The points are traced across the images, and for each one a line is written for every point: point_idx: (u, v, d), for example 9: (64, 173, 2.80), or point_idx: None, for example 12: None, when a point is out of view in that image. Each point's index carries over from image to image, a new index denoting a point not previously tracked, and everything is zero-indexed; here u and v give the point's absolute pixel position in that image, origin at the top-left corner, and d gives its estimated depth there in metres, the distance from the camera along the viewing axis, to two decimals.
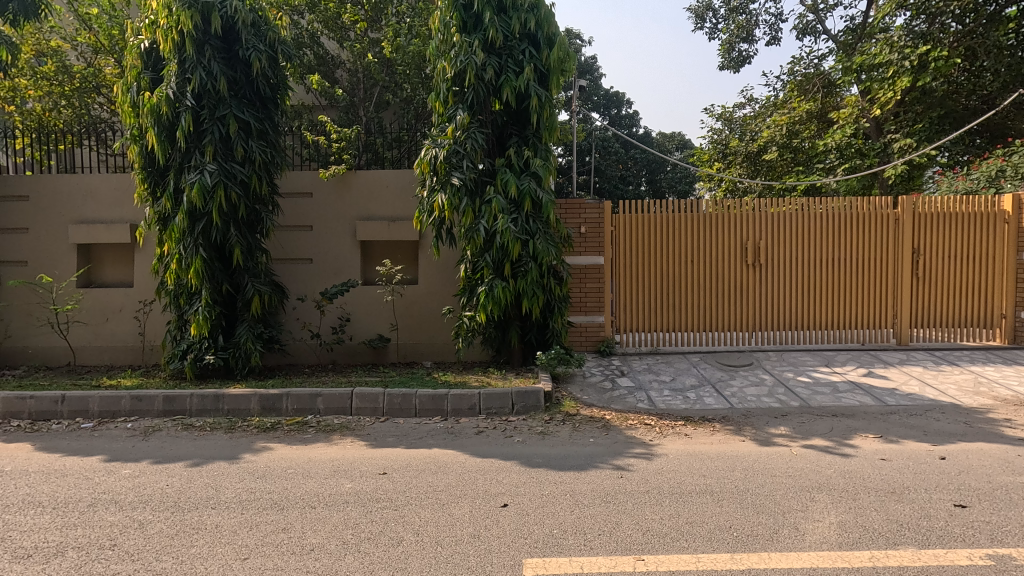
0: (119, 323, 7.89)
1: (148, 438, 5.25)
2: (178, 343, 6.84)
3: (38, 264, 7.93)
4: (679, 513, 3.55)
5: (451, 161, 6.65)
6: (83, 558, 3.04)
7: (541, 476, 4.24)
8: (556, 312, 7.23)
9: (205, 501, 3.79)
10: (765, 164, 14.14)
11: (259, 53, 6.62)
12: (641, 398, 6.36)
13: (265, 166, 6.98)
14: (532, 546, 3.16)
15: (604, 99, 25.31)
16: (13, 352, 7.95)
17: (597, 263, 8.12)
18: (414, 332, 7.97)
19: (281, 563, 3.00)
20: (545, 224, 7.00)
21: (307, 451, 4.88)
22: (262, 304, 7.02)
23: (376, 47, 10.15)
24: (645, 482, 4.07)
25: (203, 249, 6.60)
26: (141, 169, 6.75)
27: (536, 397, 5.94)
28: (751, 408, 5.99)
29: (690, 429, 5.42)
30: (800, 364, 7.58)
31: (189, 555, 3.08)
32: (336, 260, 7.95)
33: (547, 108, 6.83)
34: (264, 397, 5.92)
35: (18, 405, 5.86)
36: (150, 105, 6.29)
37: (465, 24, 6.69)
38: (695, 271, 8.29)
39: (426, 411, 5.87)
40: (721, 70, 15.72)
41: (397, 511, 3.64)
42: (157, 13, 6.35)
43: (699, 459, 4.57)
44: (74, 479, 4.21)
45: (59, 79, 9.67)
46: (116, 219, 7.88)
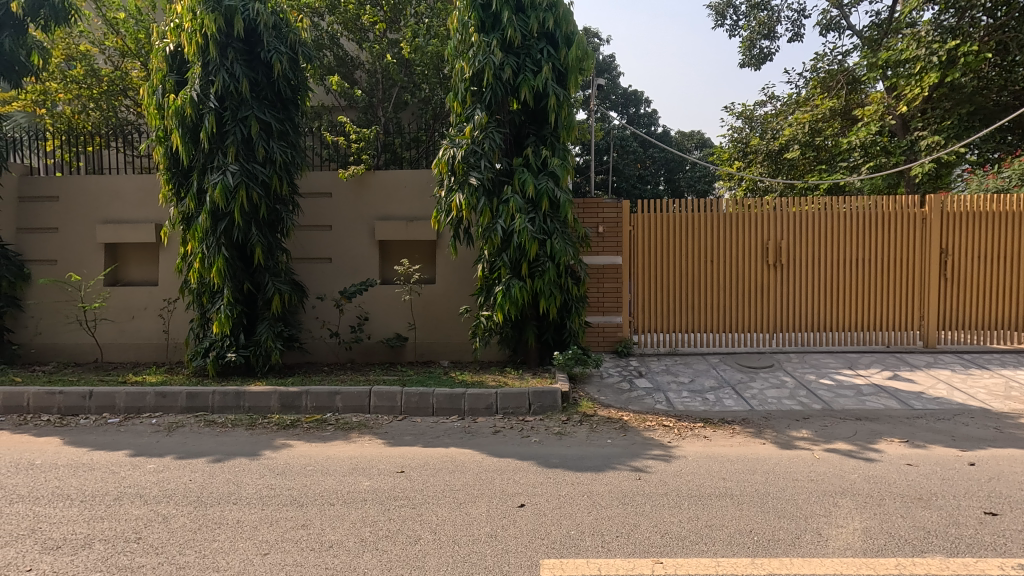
0: (144, 321, 8.06)
1: (171, 434, 5.35)
2: (201, 341, 6.96)
3: (67, 263, 8.14)
4: (698, 516, 3.51)
5: (469, 161, 6.67)
6: (109, 550, 3.11)
7: (559, 476, 4.23)
8: (573, 312, 7.21)
9: (226, 497, 3.85)
10: (786, 162, 13.92)
11: (280, 55, 6.72)
12: (659, 400, 6.30)
13: (285, 167, 7.08)
14: (549, 547, 3.15)
15: (622, 98, 25.15)
16: (43, 349, 8.17)
17: (615, 263, 8.07)
18: (431, 331, 8.01)
19: (301, 559, 3.03)
20: (563, 224, 6.98)
21: (326, 448, 4.93)
22: (282, 302, 7.12)
23: (395, 48, 10.21)
24: (663, 484, 4.04)
25: (225, 249, 6.71)
26: (166, 170, 6.88)
27: (553, 397, 5.93)
28: (772, 410, 5.90)
29: (709, 431, 5.36)
30: (822, 366, 7.45)
31: (211, 550, 3.13)
32: (354, 259, 8.02)
33: (565, 107, 6.81)
34: (284, 394, 6.00)
35: (48, 399, 6.03)
36: (174, 107, 6.41)
37: (483, 24, 6.69)
38: (714, 271, 8.19)
39: (443, 410, 5.89)
40: (742, 68, 15.49)
41: (415, 509, 3.65)
42: (182, 17, 6.47)
43: (719, 462, 4.51)
44: (101, 473, 4.31)
45: (87, 82, 9.91)
46: (141, 219, 8.05)
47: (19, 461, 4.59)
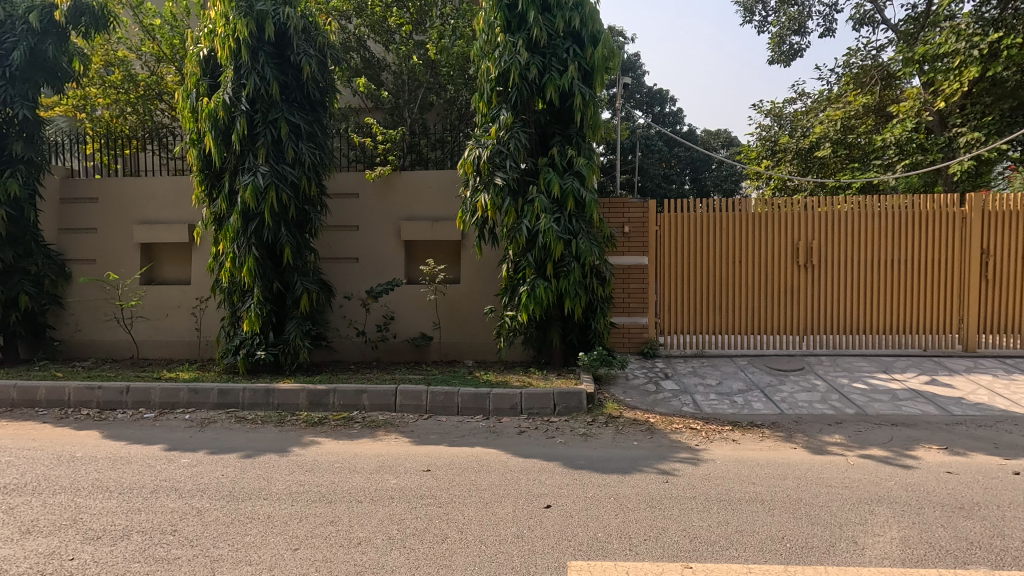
0: (177, 319, 8.28)
1: (204, 429, 5.48)
2: (232, 339, 7.10)
3: (105, 263, 8.41)
4: (728, 521, 3.44)
5: (495, 161, 6.67)
6: (146, 542, 3.19)
7: (585, 478, 4.20)
8: (599, 313, 7.16)
9: (257, 492, 3.92)
10: (817, 160, 13.61)
11: (309, 58, 6.85)
12: (686, 402, 6.22)
13: (314, 167, 7.20)
14: (576, 549, 3.13)
15: (647, 97, 24.94)
16: (82, 345, 8.45)
17: (641, 263, 7.99)
18: (456, 331, 8.04)
19: (330, 555, 3.07)
20: (588, 224, 6.95)
21: (353, 446, 4.99)
22: (310, 301, 7.24)
23: (421, 49, 10.28)
24: (692, 487, 3.98)
25: (255, 249, 6.83)
26: (199, 171, 7.04)
27: (578, 398, 5.90)
28: (803, 414, 5.77)
29: (738, 434, 5.26)
30: (855, 370, 7.25)
31: (243, 543, 3.19)
32: (380, 259, 8.11)
33: (591, 107, 6.77)
34: (312, 392, 6.09)
35: (87, 394, 6.23)
36: (207, 110, 6.55)
37: (509, 24, 6.69)
38: (742, 271, 8.04)
39: (468, 410, 5.90)
40: (771, 64, 15.20)
41: (442, 508, 3.67)
42: (215, 22, 6.63)
43: (748, 466, 4.42)
44: (138, 466, 4.44)
45: (125, 87, 10.23)
46: (175, 220, 8.27)
47: (61, 453, 4.76)
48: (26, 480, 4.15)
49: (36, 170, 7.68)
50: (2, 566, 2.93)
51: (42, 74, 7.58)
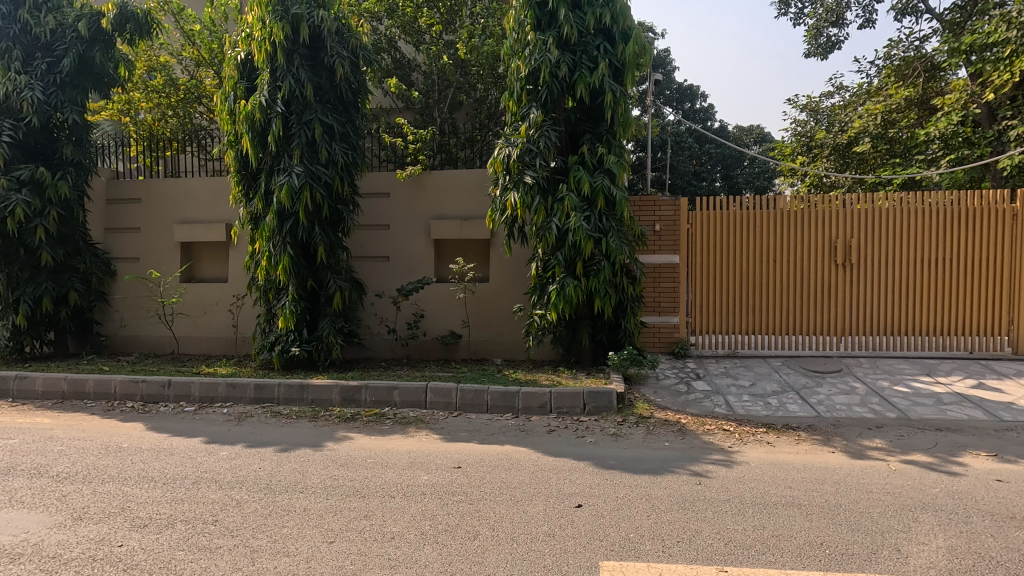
0: (215, 315, 8.53)
1: (241, 423, 5.64)
2: (267, 335, 7.26)
3: (148, 261, 8.72)
4: (764, 525, 3.38)
5: (525, 160, 6.66)
6: (189, 531, 3.30)
7: (616, 478, 4.18)
8: (629, 312, 7.11)
9: (293, 485, 4.02)
10: (856, 156, 13.22)
11: (342, 60, 6.99)
12: (718, 403, 6.12)
13: (347, 167, 7.34)
14: (608, 548, 3.11)
15: (678, 93, 24.59)
16: (127, 340, 8.78)
17: (672, 262, 7.90)
18: (485, 329, 8.07)
19: (365, 548, 3.12)
20: (618, 222, 6.91)
21: (385, 442, 5.06)
22: (343, 299, 7.37)
23: (450, 49, 10.35)
24: (726, 490, 3.91)
25: (290, 247, 6.98)
26: (236, 172, 7.21)
27: (608, 398, 5.86)
28: (841, 418, 5.61)
29: (773, 437, 5.16)
30: (897, 373, 7.01)
31: (281, 535, 3.27)
32: (411, 257, 8.20)
33: (622, 103, 6.72)
34: (345, 388, 6.20)
35: (132, 387, 6.47)
36: (245, 113, 6.72)
37: (539, 22, 6.69)
38: (777, 271, 7.86)
39: (498, 408, 5.93)
40: (807, 58, 14.79)
41: (473, 505, 3.69)
42: (252, 26, 6.80)
43: (784, 470, 4.32)
44: (180, 458, 4.60)
45: (166, 91, 10.59)
46: (213, 219, 8.52)
47: (108, 444, 4.97)
48: (76, 469, 4.33)
49: (85, 173, 8.01)
50: (57, 550, 3.08)
51: (91, 80, 7.91)
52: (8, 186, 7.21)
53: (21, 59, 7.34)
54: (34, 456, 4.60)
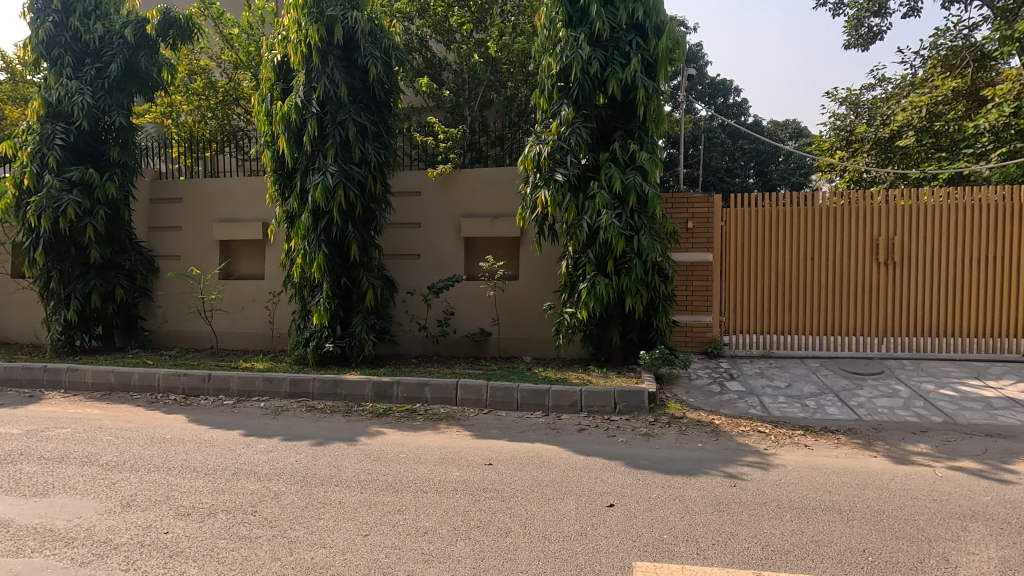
0: (252, 312, 8.76)
1: (277, 417, 5.78)
2: (302, 331, 7.40)
3: (188, 259, 9.00)
4: (803, 530, 3.29)
5: (555, 157, 6.62)
6: (230, 520, 3.41)
7: (648, 478, 4.13)
8: (660, 311, 7.03)
9: (328, 478, 4.10)
10: (898, 150, 12.67)
11: (375, 60, 7.09)
12: (753, 404, 5.99)
13: (379, 167, 7.46)
14: (641, 549, 3.08)
15: (710, 88, 24.16)
16: (169, 335, 9.09)
17: (705, 260, 7.77)
18: (514, 327, 8.08)
19: (399, 542, 3.16)
20: (650, 219, 6.82)
21: (416, 438, 5.12)
22: (375, 296, 7.49)
23: (481, 47, 10.39)
24: (762, 493, 3.83)
25: (325, 245, 7.10)
26: (272, 172, 7.36)
27: (639, 397, 5.80)
28: (883, 421, 5.43)
29: (811, 439, 5.03)
30: (943, 375, 6.74)
31: (317, 527, 3.34)
32: (441, 255, 8.27)
33: (654, 99, 6.63)
34: (377, 384, 6.30)
35: (174, 380, 6.70)
36: (282, 114, 6.87)
37: (570, 19, 6.65)
38: (815, 269, 7.64)
39: (528, 406, 5.93)
40: (847, 49, 14.33)
41: (505, 502, 3.71)
42: (289, 29, 6.95)
43: (824, 474, 4.20)
44: (220, 450, 4.75)
45: (206, 94, 10.92)
46: (250, 218, 8.76)
47: (153, 435, 5.15)
48: (123, 458, 4.51)
49: (131, 173, 8.31)
50: (108, 535, 3.21)
51: (136, 84, 8.20)
52: (60, 187, 7.56)
53: (72, 66, 7.70)
54: (84, 445, 4.82)
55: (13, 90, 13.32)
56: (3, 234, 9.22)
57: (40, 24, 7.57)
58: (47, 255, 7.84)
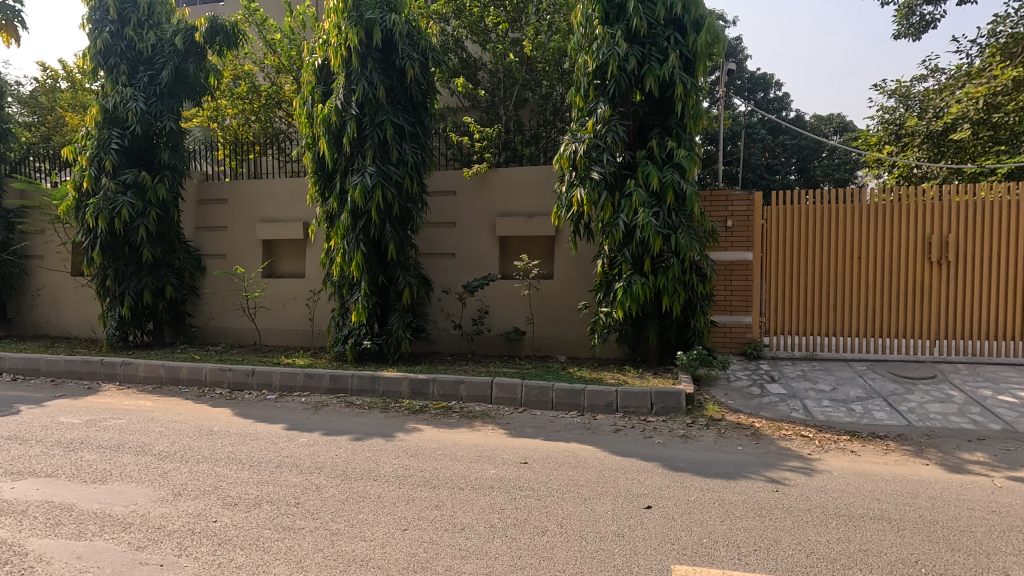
0: (293, 309, 9.01)
1: (318, 412, 5.93)
2: (341, 329, 7.56)
3: (233, 258, 9.32)
4: (850, 538, 3.19)
5: (591, 155, 6.57)
6: (274, 511, 3.51)
7: (686, 481, 4.06)
8: (698, 311, 6.91)
9: (367, 473, 4.19)
10: (953, 144, 12.09)
11: (412, 62, 7.21)
12: (795, 407, 5.82)
13: (416, 167, 7.56)
14: (680, 553, 3.03)
15: (749, 83, 23.59)
16: (214, 331, 9.42)
17: (745, 259, 7.58)
18: (549, 326, 8.07)
19: (437, 537, 3.20)
20: (688, 218, 6.71)
21: (452, 435, 5.17)
22: (412, 295, 7.61)
23: (516, 47, 10.41)
24: (806, 499, 3.71)
25: (363, 245, 7.23)
26: (313, 172, 7.53)
27: (677, 399, 5.71)
28: (936, 428, 5.19)
29: (857, 445, 4.85)
30: (1001, 381, 6.40)
31: (357, 520, 3.41)
32: (476, 254, 8.32)
33: (693, 95, 6.52)
34: (414, 381, 6.39)
35: (220, 374, 6.95)
36: (322, 116, 7.03)
37: (607, 16, 6.58)
38: (861, 269, 7.38)
39: (563, 405, 5.91)
40: (896, 39, 13.76)
41: (540, 501, 3.71)
42: (329, 33, 7.11)
43: (871, 481, 4.05)
44: (264, 443, 4.90)
45: (249, 98, 11.29)
46: (291, 218, 9.00)
47: (201, 427, 5.36)
48: (174, 449, 4.71)
49: (180, 175, 8.66)
50: (162, 522, 3.36)
51: (185, 90, 8.56)
52: (116, 189, 7.93)
53: (126, 74, 8.07)
54: (138, 435, 5.05)
55: (72, 98, 14.03)
56: (63, 235, 9.75)
57: (97, 34, 7.96)
58: (103, 254, 8.24)
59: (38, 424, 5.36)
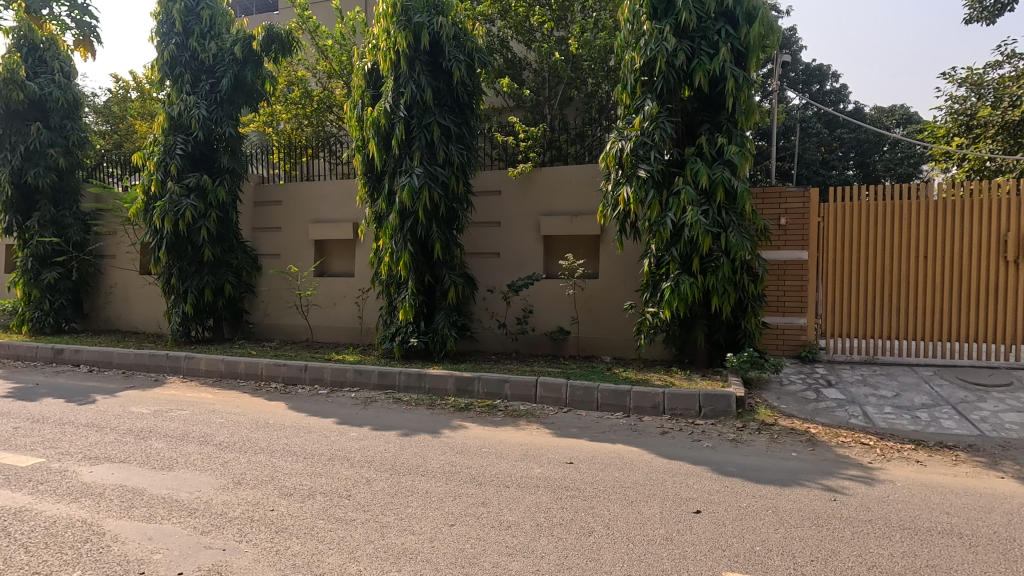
0: (344, 307, 9.29)
1: (367, 407, 6.10)
2: (389, 327, 7.73)
3: (287, 257, 9.68)
4: (915, 552, 3.03)
5: (639, 153, 6.47)
6: (328, 503, 3.64)
7: (737, 486, 3.96)
8: (749, 311, 6.71)
9: (415, 468, 4.27)
10: None
11: (459, 63, 7.31)
12: (855, 414, 5.56)
13: (462, 167, 7.66)
14: (732, 560, 2.95)
15: (804, 75, 22.70)
16: (270, 328, 9.82)
17: (799, 258, 7.30)
18: (594, 325, 8.01)
19: (483, 534, 3.24)
20: (739, 216, 6.53)
21: (497, 433, 5.21)
22: (457, 294, 7.71)
23: (562, 45, 10.38)
24: (867, 510, 3.54)
25: (410, 245, 7.37)
26: (363, 174, 7.72)
27: (727, 402, 5.56)
28: (1012, 439, 4.85)
29: (923, 455, 4.59)
30: None
31: (406, 514, 3.49)
32: (521, 253, 8.35)
33: (745, 89, 6.34)
34: (459, 379, 6.47)
35: (275, 369, 7.24)
36: (372, 119, 7.21)
37: (655, 11, 6.48)
38: (927, 268, 6.97)
39: (608, 406, 5.85)
40: (968, 23, 12.92)
41: (587, 501, 3.69)
42: (378, 38, 7.28)
43: (939, 493, 3.83)
44: (317, 436, 5.08)
45: (302, 103, 11.73)
46: (341, 218, 9.28)
47: (258, 420, 5.60)
48: (234, 439, 4.94)
49: (239, 178, 9.05)
50: (223, 509, 3.53)
51: (243, 97, 8.95)
52: (180, 192, 8.36)
53: (190, 82, 8.52)
54: (201, 426, 5.33)
55: (142, 107, 14.93)
56: (132, 235, 10.36)
57: (165, 46, 8.44)
58: (169, 254, 8.72)
59: (112, 412, 5.74)
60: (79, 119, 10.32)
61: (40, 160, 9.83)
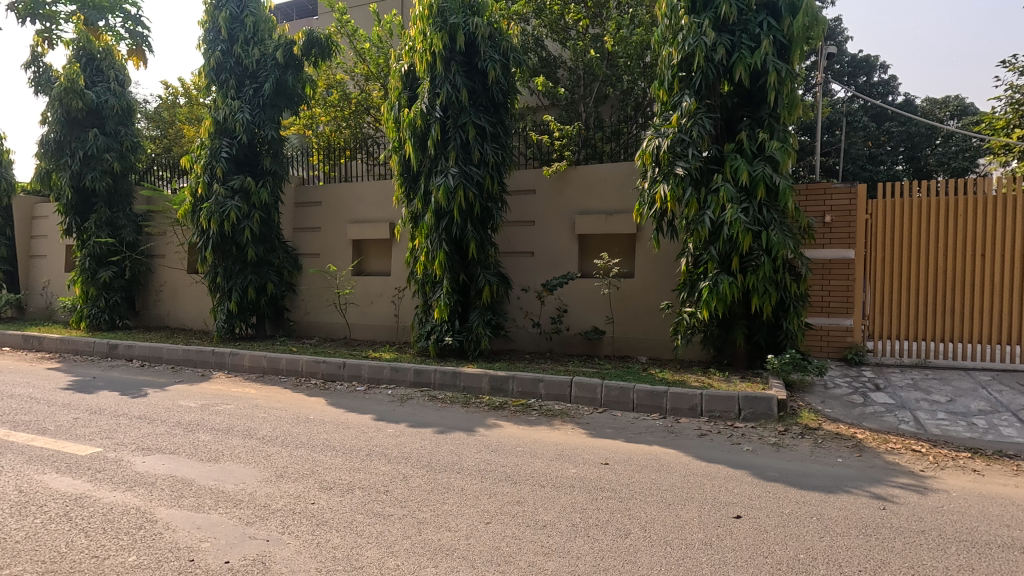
0: (380, 306, 9.45)
1: (404, 404, 6.20)
2: (424, 325, 7.81)
3: (326, 257, 9.91)
4: (973, 566, 2.88)
5: (676, 150, 6.34)
6: (366, 497, 3.71)
7: (779, 491, 3.85)
8: (791, 312, 6.52)
9: (451, 465, 4.31)
10: None
11: (494, 63, 7.34)
12: (905, 419, 5.32)
13: (496, 167, 7.68)
14: (775, 567, 2.88)
15: (850, 66, 21.92)
16: (309, 325, 10.06)
17: (845, 257, 7.04)
18: (629, 325, 7.92)
19: (519, 533, 3.24)
20: (781, 213, 6.35)
21: (531, 432, 5.21)
22: (491, 293, 7.75)
23: (597, 43, 10.32)
24: (919, 520, 3.39)
25: (446, 244, 7.43)
26: (399, 175, 7.83)
27: (767, 405, 5.41)
28: None
29: (980, 464, 4.37)
30: None
31: (442, 511, 3.52)
32: (555, 252, 8.32)
33: (788, 83, 6.15)
34: (493, 377, 6.50)
35: (315, 366, 7.44)
36: (408, 120, 7.30)
37: (694, 5, 6.35)
38: (985, 268, 6.63)
39: (644, 407, 5.78)
40: None
41: (623, 502, 3.65)
42: (415, 39, 7.37)
43: (999, 505, 3.63)
44: (356, 431, 5.19)
45: (341, 105, 12.01)
46: (378, 219, 9.44)
47: (299, 415, 5.75)
48: (276, 434, 5.09)
49: (280, 180, 9.29)
50: (267, 500, 3.64)
51: (284, 100, 9.19)
52: (225, 194, 8.66)
53: (235, 87, 8.81)
54: (245, 420, 5.51)
55: (190, 112, 15.55)
56: (181, 236, 10.79)
57: (211, 53, 8.76)
58: (215, 253, 9.05)
59: (162, 405, 5.99)
60: (132, 125, 10.79)
61: (96, 165, 10.34)
